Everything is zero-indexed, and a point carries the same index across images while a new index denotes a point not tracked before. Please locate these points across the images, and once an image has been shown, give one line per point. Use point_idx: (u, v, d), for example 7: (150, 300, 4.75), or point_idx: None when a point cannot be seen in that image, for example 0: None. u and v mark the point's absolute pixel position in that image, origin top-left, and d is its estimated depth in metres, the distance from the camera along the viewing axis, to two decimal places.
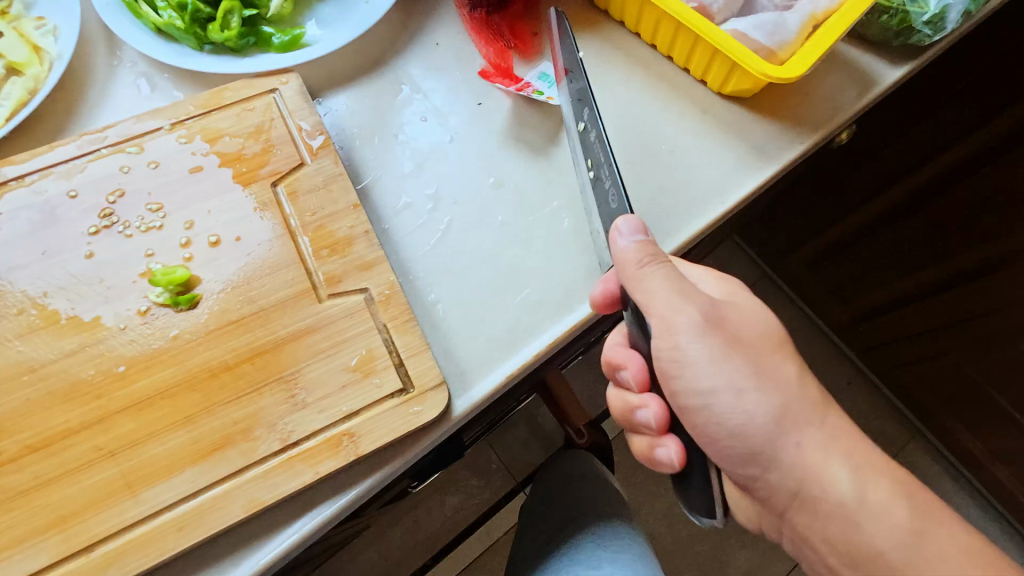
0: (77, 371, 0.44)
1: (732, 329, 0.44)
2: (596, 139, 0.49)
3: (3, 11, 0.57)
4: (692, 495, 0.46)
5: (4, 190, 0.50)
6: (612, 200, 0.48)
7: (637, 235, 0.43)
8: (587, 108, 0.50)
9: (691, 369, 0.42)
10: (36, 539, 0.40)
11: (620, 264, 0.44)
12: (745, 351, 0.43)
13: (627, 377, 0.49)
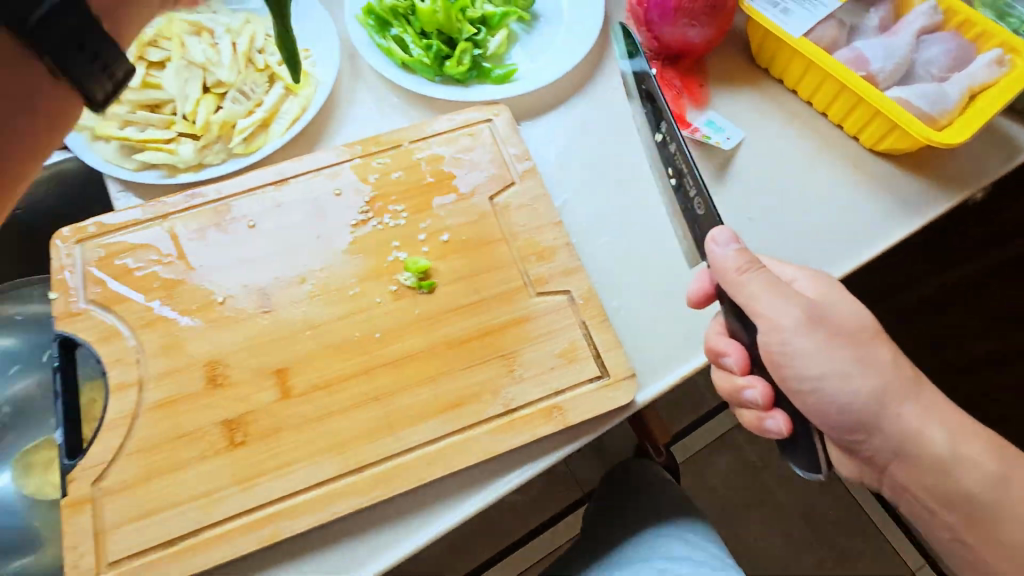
0: (347, 333, 0.56)
1: (831, 321, 0.49)
2: (674, 149, 0.56)
3: (279, 42, 0.71)
4: (798, 457, 0.50)
5: (287, 184, 0.64)
6: (696, 205, 0.55)
7: (731, 243, 0.50)
8: (662, 123, 0.58)
9: (795, 360, 0.48)
10: (321, 458, 0.52)
11: (718, 270, 0.50)
12: (847, 341, 0.49)
13: (730, 363, 0.53)
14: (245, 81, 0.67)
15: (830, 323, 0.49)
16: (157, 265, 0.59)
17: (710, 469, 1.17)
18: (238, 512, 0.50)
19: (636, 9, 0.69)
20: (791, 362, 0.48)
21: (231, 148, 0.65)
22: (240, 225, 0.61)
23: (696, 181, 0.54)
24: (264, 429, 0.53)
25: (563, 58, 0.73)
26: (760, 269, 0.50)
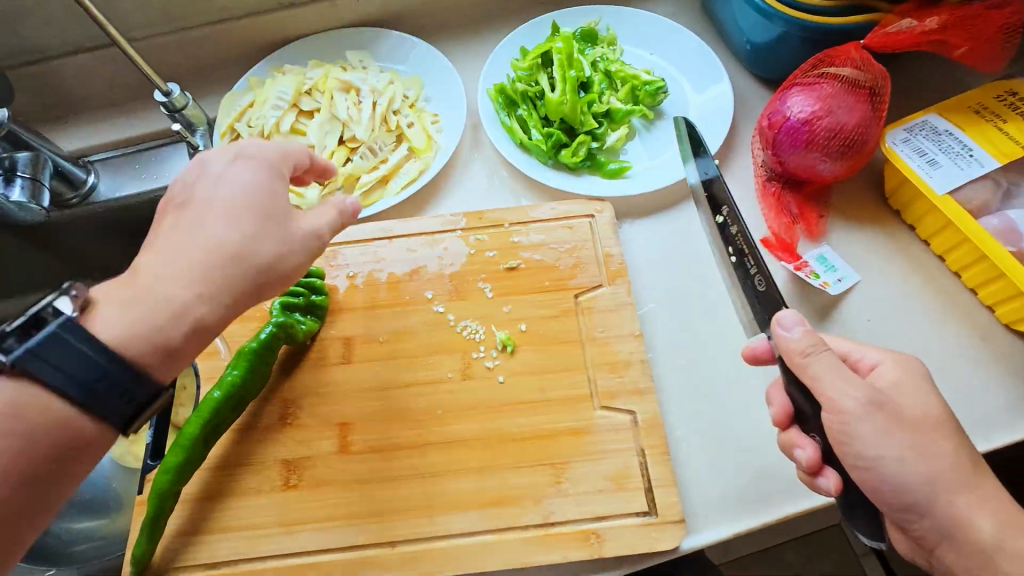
0: (411, 401, 0.59)
1: (896, 408, 0.46)
2: (738, 232, 0.57)
3: (413, 105, 0.77)
4: (858, 521, 0.47)
5: (389, 242, 0.68)
6: (756, 278, 0.55)
7: (798, 326, 0.48)
8: (726, 207, 0.60)
9: (858, 439, 0.45)
10: (360, 521, 0.54)
11: (784, 354, 0.48)
12: (902, 425, 0.45)
13: (800, 455, 0.48)
14: (376, 139, 0.73)
15: (889, 407, 0.45)
16: (263, 295, 0.66)
17: None
18: (277, 554, 0.53)
19: (765, 130, 0.67)
20: (853, 442, 0.45)
21: (352, 198, 0.72)
22: (341, 274, 0.66)
23: (756, 256, 0.55)
24: (317, 477, 0.56)
25: (676, 163, 0.73)
26: (827, 352, 0.47)
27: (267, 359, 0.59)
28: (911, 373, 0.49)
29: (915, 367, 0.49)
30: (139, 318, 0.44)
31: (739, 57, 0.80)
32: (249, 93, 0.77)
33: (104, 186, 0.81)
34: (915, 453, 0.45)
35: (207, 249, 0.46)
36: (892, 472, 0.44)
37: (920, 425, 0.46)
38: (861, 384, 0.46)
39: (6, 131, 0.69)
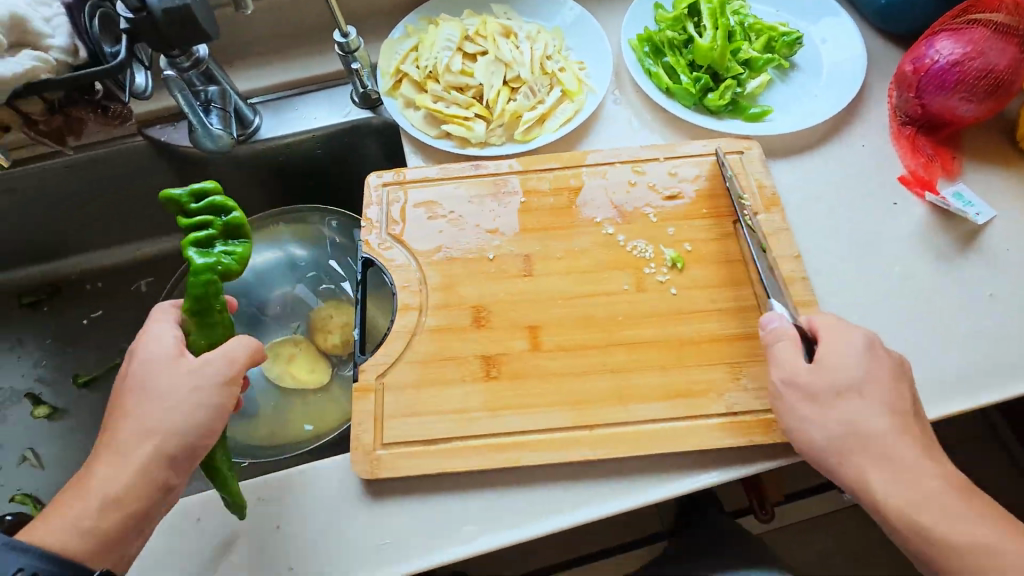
0: (592, 308, 0.65)
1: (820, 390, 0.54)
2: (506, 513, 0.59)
3: (563, 52, 0.83)
4: None
5: (553, 173, 0.74)
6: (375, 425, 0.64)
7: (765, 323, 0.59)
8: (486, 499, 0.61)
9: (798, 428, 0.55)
10: (560, 407, 0.60)
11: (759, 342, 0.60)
12: (821, 402, 0.54)
13: None
14: (535, 81, 0.78)
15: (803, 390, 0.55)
16: (444, 218, 0.72)
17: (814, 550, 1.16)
18: (487, 433, 0.59)
19: (907, 75, 0.72)
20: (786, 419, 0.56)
21: (514, 135, 0.78)
22: (514, 199, 0.73)
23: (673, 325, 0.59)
24: (515, 371, 0.62)
25: (814, 109, 0.78)
26: (787, 341, 0.57)
27: (218, 298, 0.58)
28: (849, 346, 0.56)
29: (861, 338, 0.56)
30: (135, 438, 0.51)
31: (866, 13, 0.84)
32: (409, 38, 0.83)
33: (266, 127, 0.87)
34: (833, 421, 0.53)
35: (157, 345, 0.55)
36: (815, 436, 0.54)
37: (823, 397, 0.54)
38: (795, 367, 0.56)
39: (205, 67, 0.75)
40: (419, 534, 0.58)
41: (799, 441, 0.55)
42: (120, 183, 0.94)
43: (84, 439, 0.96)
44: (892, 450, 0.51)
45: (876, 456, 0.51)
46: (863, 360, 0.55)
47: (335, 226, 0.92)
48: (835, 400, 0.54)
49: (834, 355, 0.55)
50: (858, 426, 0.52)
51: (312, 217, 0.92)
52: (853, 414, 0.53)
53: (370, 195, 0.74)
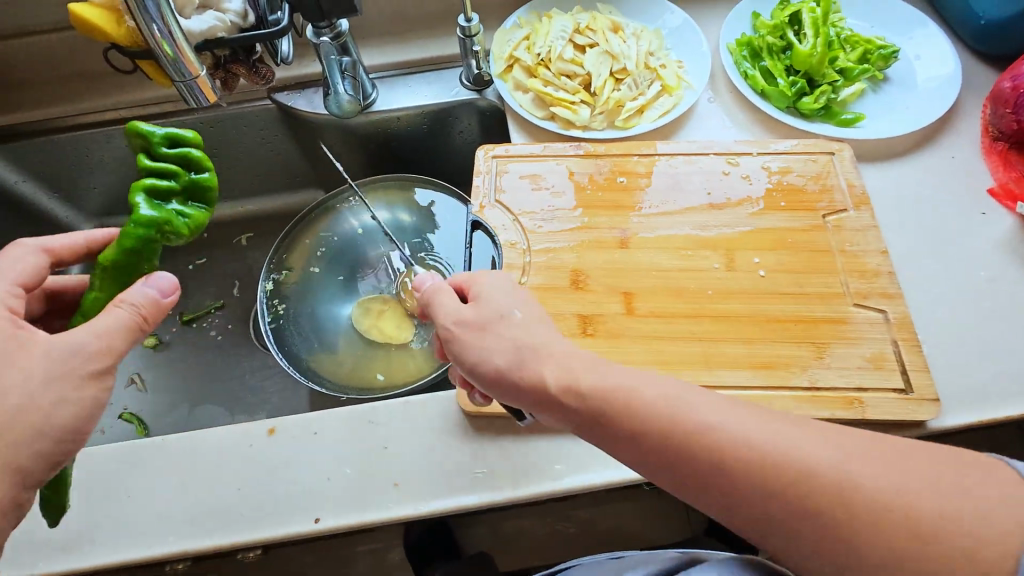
0: (684, 282, 0.70)
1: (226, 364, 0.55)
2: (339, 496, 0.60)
3: (665, 50, 0.88)
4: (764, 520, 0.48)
5: (650, 157, 0.80)
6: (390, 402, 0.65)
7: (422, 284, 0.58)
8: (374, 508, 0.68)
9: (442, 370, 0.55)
10: (650, 366, 0.65)
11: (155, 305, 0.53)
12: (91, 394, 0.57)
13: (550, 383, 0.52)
14: (639, 74, 0.84)
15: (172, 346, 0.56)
16: (547, 190, 0.78)
17: None
18: None
19: (1006, 91, 0.75)
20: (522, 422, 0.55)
21: (614, 121, 0.84)
22: (611, 179, 0.78)
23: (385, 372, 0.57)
24: (611, 330, 0.67)
25: (908, 119, 0.81)
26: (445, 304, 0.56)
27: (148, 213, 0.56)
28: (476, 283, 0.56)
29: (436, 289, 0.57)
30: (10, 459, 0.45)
31: (964, 35, 0.88)
32: (522, 29, 0.90)
33: (381, 100, 0.95)
34: (502, 347, 0.52)
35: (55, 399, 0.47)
36: (489, 369, 0.52)
37: (480, 326, 0.53)
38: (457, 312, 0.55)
39: (343, 39, 0.84)
40: (511, 467, 0.63)
41: (476, 372, 0.52)
42: (243, 142, 1.05)
43: (183, 370, 1.05)
44: (593, 371, 0.50)
45: (581, 366, 0.50)
46: (507, 303, 0.55)
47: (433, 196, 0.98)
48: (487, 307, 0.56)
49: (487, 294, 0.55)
50: (528, 348, 0.52)
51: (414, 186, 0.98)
52: (523, 339, 0.52)
53: (479, 164, 0.81)
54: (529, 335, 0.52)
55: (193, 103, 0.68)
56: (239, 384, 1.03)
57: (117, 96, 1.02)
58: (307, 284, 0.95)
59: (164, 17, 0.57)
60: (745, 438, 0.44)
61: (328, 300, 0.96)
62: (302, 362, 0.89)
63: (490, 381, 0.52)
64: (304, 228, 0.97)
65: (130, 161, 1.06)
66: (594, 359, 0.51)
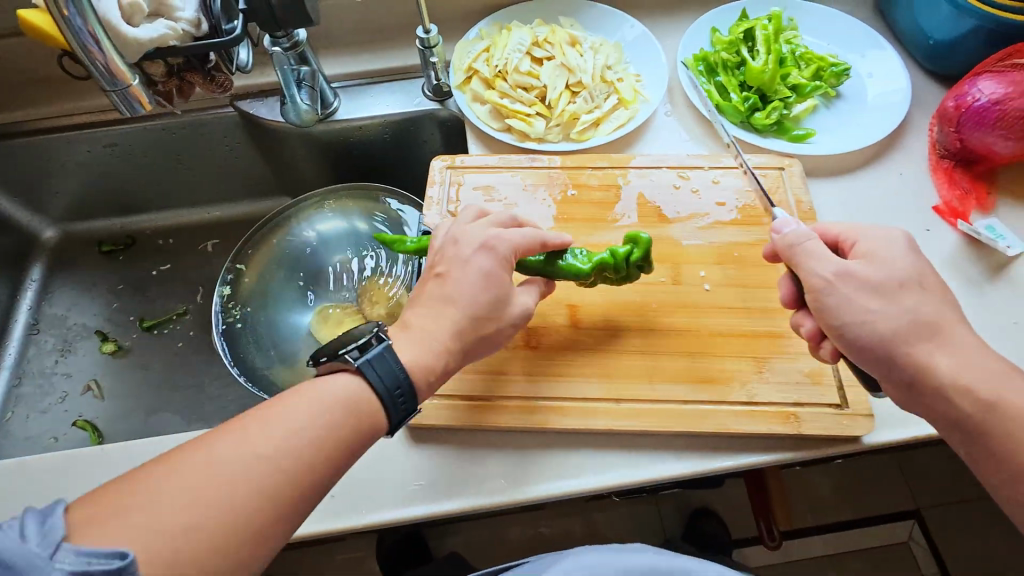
0: (630, 295, 0.70)
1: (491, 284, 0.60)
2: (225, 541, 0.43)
3: (622, 64, 0.89)
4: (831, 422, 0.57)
5: (603, 171, 0.80)
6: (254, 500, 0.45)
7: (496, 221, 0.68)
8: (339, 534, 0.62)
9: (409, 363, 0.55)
10: (591, 379, 0.65)
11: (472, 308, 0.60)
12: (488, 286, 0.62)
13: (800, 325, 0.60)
14: (595, 88, 0.85)
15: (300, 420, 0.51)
16: (500, 202, 0.79)
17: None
18: (522, 395, 0.65)
19: (950, 110, 0.76)
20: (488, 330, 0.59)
21: (570, 134, 0.84)
22: (564, 191, 0.79)
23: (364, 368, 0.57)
24: (554, 342, 0.67)
25: (858, 135, 0.82)
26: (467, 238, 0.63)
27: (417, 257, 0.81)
28: (885, 241, 0.58)
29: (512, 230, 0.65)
30: None
31: (915, 53, 0.89)
32: (482, 40, 0.91)
33: (343, 109, 0.95)
34: (898, 313, 0.53)
35: None
36: (870, 331, 0.54)
37: (889, 290, 0.54)
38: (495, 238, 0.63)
39: (301, 49, 0.85)
40: (452, 478, 0.63)
41: (862, 336, 0.54)
42: (205, 149, 1.04)
43: (141, 377, 1.04)
44: (963, 349, 0.53)
45: (910, 287, 0.55)
46: (908, 257, 0.57)
47: (393, 205, 0.97)
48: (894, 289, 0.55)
49: (872, 252, 0.57)
50: (924, 317, 0.54)
51: (374, 194, 0.98)
52: (916, 305, 0.54)
53: (434, 175, 0.82)
54: (919, 279, 0.56)
55: (127, 112, 0.68)
56: (198, 392, 1.02)
57: (77, 101, 1.02)
58: (264, 291, 0.95)
59: (91, 24, 0.57)
60: (961, 329, 0.54)
61: (286, 309, 0.95)
62: (255, 370, 0.89)
63: (860, 344, 0.54)
64: (262, 237, 0.97)
65: (93, 167, 1.06)
66: (925, 265, 0.57)
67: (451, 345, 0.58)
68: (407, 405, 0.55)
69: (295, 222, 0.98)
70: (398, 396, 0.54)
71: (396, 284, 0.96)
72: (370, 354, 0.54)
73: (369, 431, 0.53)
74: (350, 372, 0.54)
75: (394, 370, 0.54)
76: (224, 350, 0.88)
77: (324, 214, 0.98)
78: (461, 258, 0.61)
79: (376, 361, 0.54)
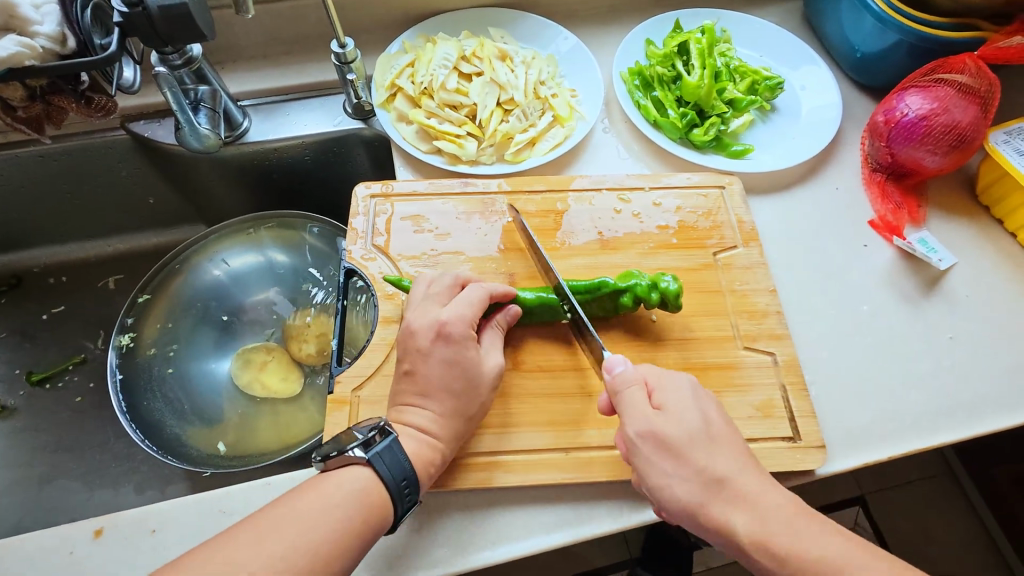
0: (573, 331, 0.66)
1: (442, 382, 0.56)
2: None
3: (556, 78, 0.84)
4: None
5: (540, 195, 0.75)
6: None
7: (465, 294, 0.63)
8: None
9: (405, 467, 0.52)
10: (534, 429, 0.60)
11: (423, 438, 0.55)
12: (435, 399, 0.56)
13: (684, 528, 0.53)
14: (528, 105, 0.80)
15: None
16: (430, 232, 0.72)
17: None
18: (461, 452, 0.59)
19: (880, 125, 0.76)
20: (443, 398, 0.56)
21: (504, 155, 0.79)
22: (500, 218, 0.73)
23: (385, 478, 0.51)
24: (494, 389, 0.62)
25: (794, 150, 0.81)
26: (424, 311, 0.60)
27: None
28: (682, 392, 0.54)
29: (470, 306, 0.60)
30: None
31: (843, 65, 0.89)
32: (405, 54, 0.84)
33: (254, 130, 0.86)
34: (686, 474, 0.50)
35: None
36: (671, 499, 0.50)
37: (680, 448, 0.51)
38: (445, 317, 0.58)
39: (197, 66, 0.75)
40: (385, 552, 0.55)
41: (660, 500, 0.51)
42: (96, 177, 0.91)
43: (31, 440, 0.90)
44: (766, 495, 0.49)
45: (689, 441, 0.51)
46: (694, 405, 0.53)
47: (319, 235, 0.89)
48: (691, 445, 0.51)
49: (671, 415, 0.52)
50: (712, 475, 0.50)
51: (297, 223, 0.89)
52: (706, 464, 0.50)
53: (357, 204, 0.74)
54: (711, 433, 0.52)
55: None
56: (100, 453, 0.89)
57: None
58: (174, 340, 0.85)
59: None
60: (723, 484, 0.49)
61: (198, 356, 0.85)
62: (165, 433, 0.78)
63: (670, 508, 0.50)
64: (165, 275, 0.86)
65: None
66: (711, 407, 0.54)
67: (438, 420, 0.55)
68: (411, 497, 0.52)
69: (208, 259, 0.88)
70: (405, 489, 0.51)
71: (324, 318, 0.88)
72: (379, 447, 0.51)
73: (374, 526, 0.49)
74: (359, 466, 0.51)
75: (401, 460, 0.51)
76: (122, 411, 0.77)
77: (238, 246, 0.89)
78: (421, 351, 0.57)
79: (385, 454, 0.51)
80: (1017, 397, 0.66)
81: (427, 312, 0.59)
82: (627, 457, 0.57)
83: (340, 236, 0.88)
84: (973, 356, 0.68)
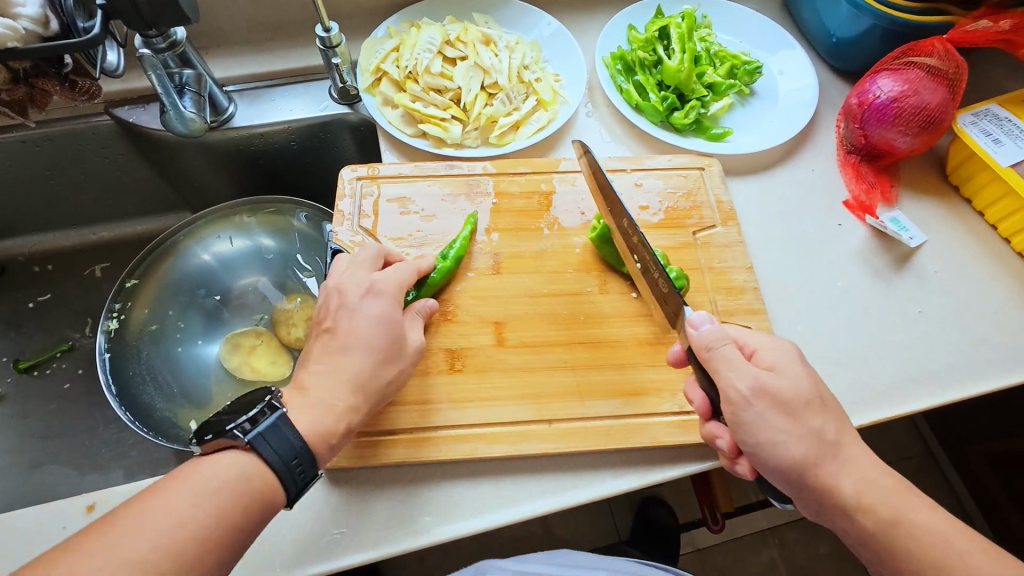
0: (555, 308, 0.68)
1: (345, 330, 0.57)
2: None
3: (539, 62, 0.86)
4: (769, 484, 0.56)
5: (524, 178, 0.76)
6: None
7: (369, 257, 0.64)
8: None
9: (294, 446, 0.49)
10: (519, 402, 0.62)
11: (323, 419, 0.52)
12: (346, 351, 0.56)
13: (721, 445, 0.56)
14: (511, 89, 0.81)
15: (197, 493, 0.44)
16: (416, 214, 0.74)
17: (750, 558, 1.21)
18: (448, 424, 0.60)
19: (853, 107, 0.79)
20: None
21: (488, 138, 0.80)
22: (485, 200, 0.75)
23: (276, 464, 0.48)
24: (479, 364, 0.64)
25: (772, 132, 0.83)
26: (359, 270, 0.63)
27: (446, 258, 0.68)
28: (784, 356, 0.54)
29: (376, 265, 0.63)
30: None
31: (820, 50, 0.91)
32: (390, 39, 0.85)
33: (240, 115, 0.86)
34: (800, 436, 0.50)
35: None
36: (782, 456, 0.50)
37: (795, 408, 0.51)
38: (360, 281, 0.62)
39: (181, 50, 0.75)
40: (374, 523, 0.57)
41: (771, 459, 0.50)
42: (81, 163, 0.91)
43: (20, 426, 0.91)
44: (824, 401, 0.52)
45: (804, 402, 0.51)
46: (805, 372, 0.53)
47: (307, 219, 0.89)
48: (801, 408, 0.51)
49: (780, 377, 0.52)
50: (824, 431, 0.50)
51: (285, 208, 0.90)
52: (820, 427, 0.51)
53: (343, 187, 0.75)
54: (820, 396, 0.52)
55: None
56: (89, 438, 0.90)
57: None
58: (163, 324, 0.85)
59: None
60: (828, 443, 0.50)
61: (188, 340, 0.86)
62: (155, 415, 0.79)
63: (774, 466, 0.51)
64: (153, 259, 0.86)
65: None
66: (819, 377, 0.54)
67: None
68: (304, 473, 0.50)
69: (196, 244, 0.88)
70: (295, 465, 0.49)
71: (312, 302, 0.89)
72: (263, 426, 0.48)
73: (267, 503, 0.48)
74: (240, 449, 0.48)
75: (290, 439, 0.49)
76: (112, 393, 0.78)
77: (226, 231, 0.89)
78: (375, 297, 0.58)
79: (270, 434, 0.48)
80: (982, 368, 0.68)
81: (396, 269, 0.61)
82: (703, 411, 0.56)
83: (328, 221, 0.89)
84: (941, 330, 0.71)
